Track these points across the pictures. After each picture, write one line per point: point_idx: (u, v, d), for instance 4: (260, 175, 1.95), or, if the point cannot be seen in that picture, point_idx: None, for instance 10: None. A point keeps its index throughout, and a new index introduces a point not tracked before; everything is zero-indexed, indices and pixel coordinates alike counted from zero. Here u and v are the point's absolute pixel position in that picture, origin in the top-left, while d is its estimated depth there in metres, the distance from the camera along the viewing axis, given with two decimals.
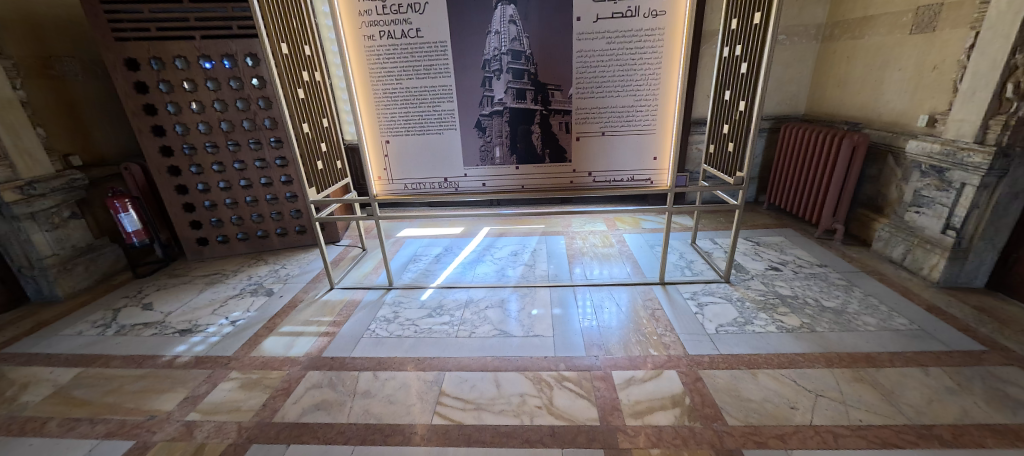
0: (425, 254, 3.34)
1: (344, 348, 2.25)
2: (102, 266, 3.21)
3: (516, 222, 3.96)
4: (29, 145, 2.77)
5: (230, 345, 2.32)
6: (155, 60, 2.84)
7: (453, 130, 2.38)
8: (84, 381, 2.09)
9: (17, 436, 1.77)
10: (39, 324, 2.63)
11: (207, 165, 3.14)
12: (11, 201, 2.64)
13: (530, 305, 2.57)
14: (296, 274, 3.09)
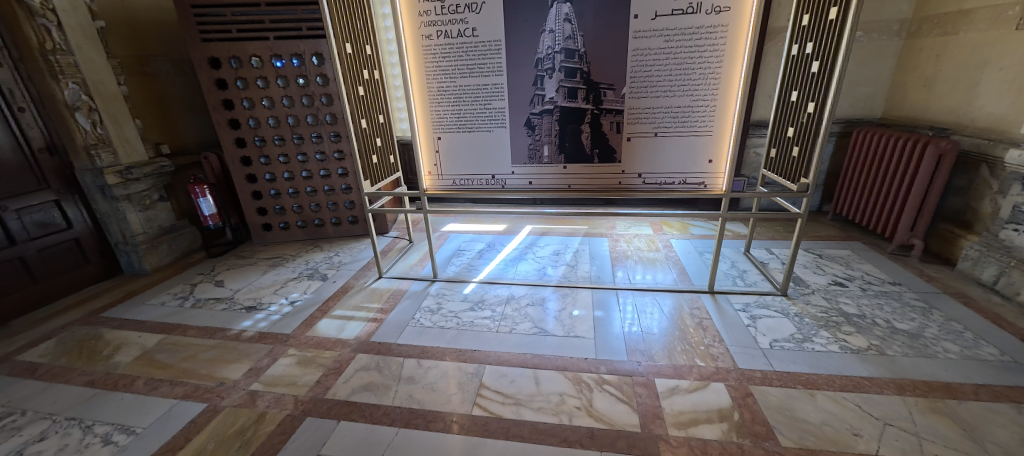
0: (468, 249, 3.41)
1: (390, 335, 2.35)
2: (181, 245, 3.56)
3: (558, 222, 3.94)
4: (129, 134, 3.15)
5: (289, 323, 2.50)
6: (233, 59, 3.10)
7: (502, 128, 2.41)
8: (165, 346, 2.33)
9: (112, 390, 2.01)
10: (128, 293, 2.96)
11: (274, 156, 3.39)
12: (113, 182, 3.01)
13: (571, 305, 2.55)
14: (348, 262, 3.27)
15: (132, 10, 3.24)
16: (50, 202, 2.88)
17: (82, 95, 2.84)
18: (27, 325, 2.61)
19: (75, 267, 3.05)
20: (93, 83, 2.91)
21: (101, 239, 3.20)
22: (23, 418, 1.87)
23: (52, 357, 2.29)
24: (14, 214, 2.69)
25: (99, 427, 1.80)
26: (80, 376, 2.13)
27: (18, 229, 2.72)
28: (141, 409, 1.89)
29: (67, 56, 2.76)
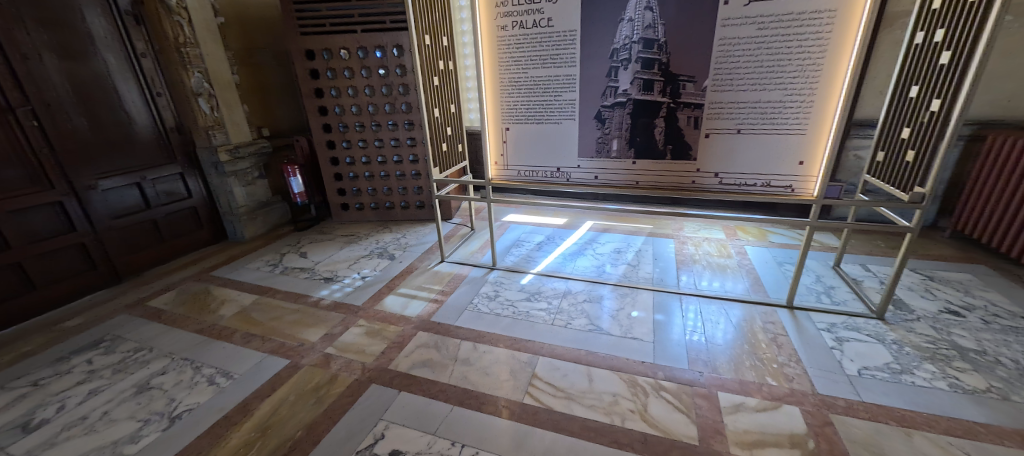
0: (527, 240, 3.44)
1: (449, 316, 2.45)
2: (273, 219, 4.00)
3: (621, 219, 3.83)
4: (237, 118, 3.59)
5: (360, 296, 2.71)
6: (325, 51, 3.38)
7: (571, 120, 2.38)
8: (258, 306, 2.65)
9: (216, 339, 2.34)
10: (230, 257, 3.39)
11: (354, 142, 3.67)
12: (224, 160, 3.45)
13: (630, 306, 2.47)
14: (414, 244, 3.45)
15: (245, 7, 3.66)
16: (177, 174, 3.39)
17: (204, 82, 3.29)
18: (156, 277, 3.11)
19: (192, 232, 3.55)
20: (213, 72, 3.36)
21: (213, 209, 3.70)
22: (150, 354, 2.24)
23: (172, 305, 2.70)
24: (150, 183, 3.20)
25: (206, 369, 2.11)
26: (193, 324, 2.49)
27: (152, 196, 3.23)
28: (238, 358, 2.18)
29: (194, 49, 3.21)
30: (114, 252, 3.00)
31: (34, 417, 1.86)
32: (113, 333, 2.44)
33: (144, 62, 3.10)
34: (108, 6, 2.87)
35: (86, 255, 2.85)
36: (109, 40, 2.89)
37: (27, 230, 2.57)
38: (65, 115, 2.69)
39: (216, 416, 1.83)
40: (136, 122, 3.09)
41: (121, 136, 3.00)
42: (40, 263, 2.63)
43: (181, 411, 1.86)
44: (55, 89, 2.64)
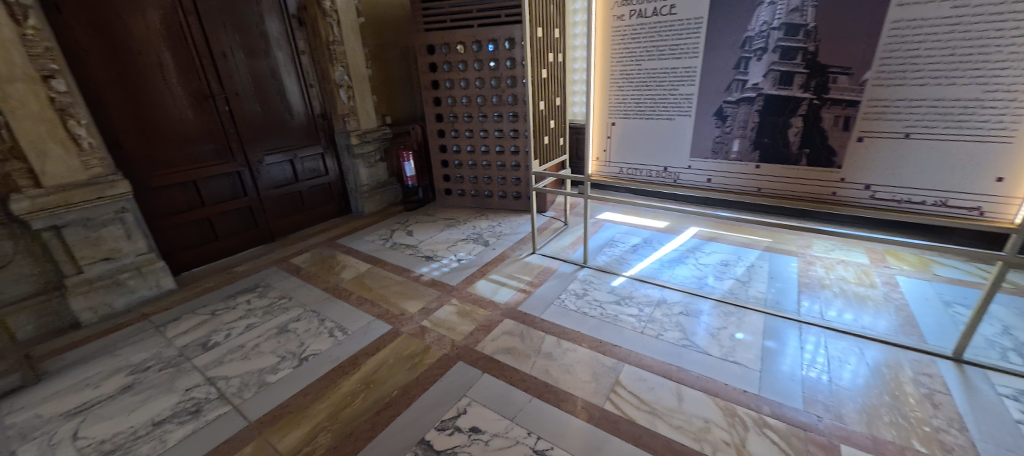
0: (622, 241, 3.31)
1: (536, 308, 2.49)
2: (388, 198, 4.48)
3: (732, 229, 3.44)
4: (367, 107, 4.07)
5: (455, 277, 2.90)
6: (444, 46, 3.63)
7: (685, 116, 2.20)
8: (371, 274, 3.01)
9: (336, 298, 2.72)
10: (352, 229, 3.90)
11: (462, 131, 3.90)
12: (355, 143, 3.97)
13: (735, 326, 2.22)
14: (508, 233, 3.56)
15: (382, 7, 4.10)
16: (318, 153, 3.99)
17: (345, 75, 3.80)
18: (297, 239, 3.74)
19: (326, 203, 4.17)
20: (352, 66, 3.85)
21: (343, 185, 4.28)
22: (289, 302, 2.71)
23: (306, 264, 3.22)
24: (299, 160, 3.82)
25: (327, 322, 2.48)
26: (321, 282, 2.94)
27: (300, 172, 3.86)
28: (352, 317, 2.52)
29: (340, 46, 3.71)
30: (270, 215, 3.68)
31: (212, 339, 2.40)
32: (265, 281, 3.01)
33: (303, 58, 3.68)
34: (282, 12, 3.48)
35: (252, 215, 3.54)
36: (280, 39, 3.50)
37: (217, 193, 3.29)
38: (246, 102, 3.35)
39: (332, 364, 2.15)
40: (294, 108, 3.70)
41: (282, 119, 3.62)
42: (222, 219, 3.35)
43: (308, 354, 2.23)
44: (242, 81, 3.29)
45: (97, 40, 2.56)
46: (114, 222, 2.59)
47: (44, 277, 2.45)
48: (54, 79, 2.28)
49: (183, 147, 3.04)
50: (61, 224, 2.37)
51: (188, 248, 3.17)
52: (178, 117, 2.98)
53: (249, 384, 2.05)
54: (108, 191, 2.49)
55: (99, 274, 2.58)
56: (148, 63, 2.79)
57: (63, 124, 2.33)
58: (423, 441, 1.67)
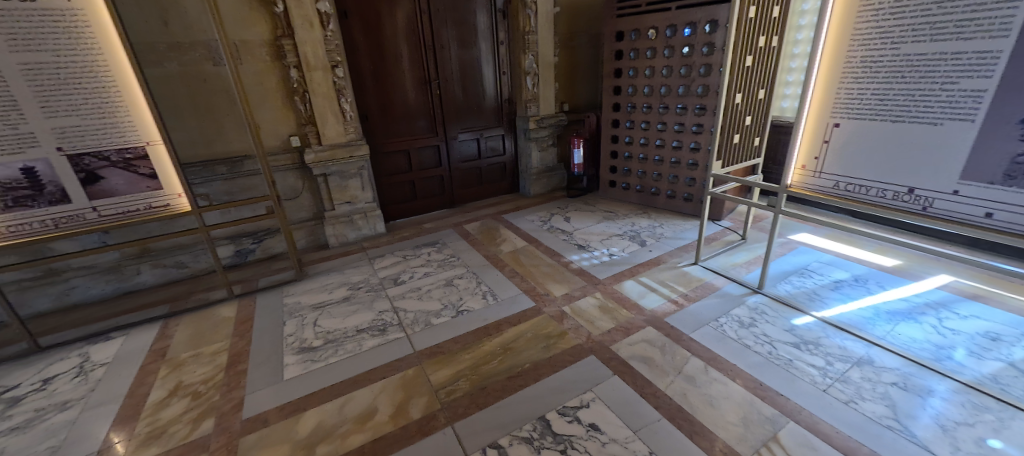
0: (818, 272, 2.68)
1: (686, 325, 2.26)
2: (553, 182, 4.70)
3: (1018, 290, 2.37)
4: (548, 94, 4.29)
5: (604, 270, 2.89)
6: (634, 31, 3.54)
7: (963, 122, 1.57)
8: (526, 252, 3.26)
9: (493, 267, 3.06)
10: (516, 207, 4.27)
11: (638, 123, 3.76)
12: (532, 128, 4.29)
13: (990, 428, 1.54)
14: (668, 237, 3.32)
15: None
16: (500, 135, 4.46)
17: (533, 64, 4.08)
18: (473, 208, 4.30)
19: (500, 180, 4.65)
20: (541, 55, 4.10)
21: (516, 166, 4.69)
22: (457, 261, 3.17)
23: (475, 232, 3.69)
24: (483, 139, 4.35)
25: (483, 285, 2.82)
26: (484, 249, 3.34)
27: (483, 150, 4.39)
28: (503, 286, 2.80)
29: (534, 36, 3.99)
30: (456, 185, 4.33)
31: (401, 277, 3.02)
32: (442, 239, 3.59)
33: (501, 48, 4.12)
34: (491, 7, 3.93)
35: (443, 183, 4.24)
36: (486, 32, 3.98)
37: (423, 161, 4.05)
38: (453, 87, 3.96)
39: (480, 323, 2.44)
40: (487, 93, 4.20)
41: (477, 102, 4.17)
42: (423, 183, 4.12)
43: (463, 308, 2.58)
44: (452, 69, 3.90)
45: (365, 37, 3.40)
46: (356, 176, 3.47)
47: (315, 209, 3.50)
48: (337, 68, 3.14)
49: (406, 122, 3.82)
50: (327, 173, 3.32)
51: (397, 203, 4.03)
52: (406, 98, 3.75)
53: (419, 320, 2.51)
54: (356, 152, 3.35)
55: (343, 213, 3.51)
56: (393, 54, 3.57)
57: (337, 100, 3.21)
58: (543, 418, 1.75)
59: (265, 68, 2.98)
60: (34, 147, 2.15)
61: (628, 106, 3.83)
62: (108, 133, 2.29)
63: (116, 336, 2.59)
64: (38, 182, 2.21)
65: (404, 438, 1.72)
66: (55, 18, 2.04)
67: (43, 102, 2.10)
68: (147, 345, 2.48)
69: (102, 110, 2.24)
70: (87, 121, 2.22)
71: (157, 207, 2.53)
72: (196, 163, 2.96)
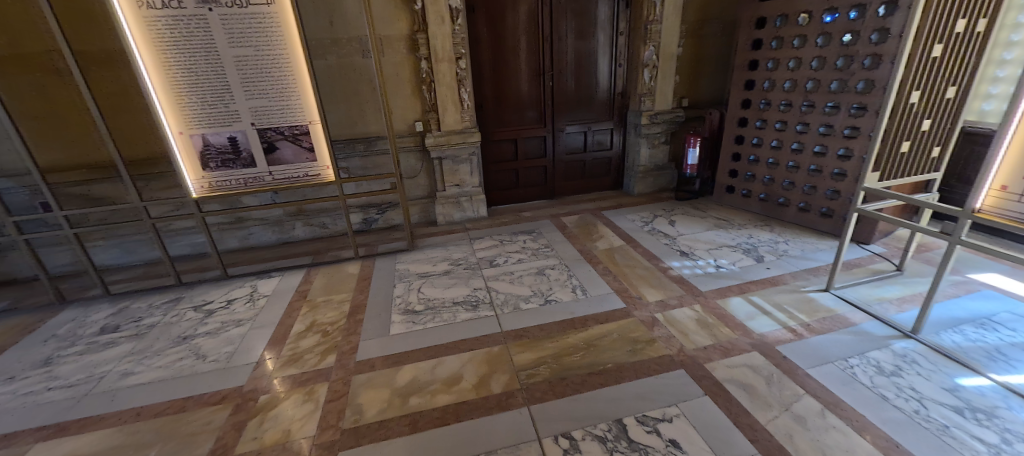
0: (1009, 327, 2.08)
1: (802, 358, 1.98)
2: (661, 182, 4.43)
3: None
4: (666, 87, 4.04)
5: (708, 283, 2.69)
6: (781, 17, 3.20)
7: None
8: (621, 252, 3.19)
9: (586, 263, 3.07)
10: (617, 204, 4.16)
11: (771, 122, 3.41)
12: (644, 123, 4.10)
13: None
14: (794, 255, 2.94)
15: None
16: (609, 129, 4.36)
17: (653, 55, 3.87)
18: (572, 201, 4.31)
19: (604, 176, 4.57)
20: (663, 45, 3.86)
21: (622, 162, 4.55)
22: (551, 252, 3.26)
23: (572, 225, 3.72)
24: (590, 133, 4.30)
25: (573, 279, 2.86)
26: (578, 244, 3.36)
27: (589, 144, 4.36)
28: (594, 283, 2.79)
29: (657, 25, 3.76)
30: (558, 177, 4.39)
31: (496, 259, 3.20)
32: (539, 229, 3.69)
33: (620, 39, 3.99)
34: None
35: (546, 174, 4.32)
36: (605, 22, 3.89)
37: (529, 152, 4.19)
38: (566, 79, 3.98)
39: (567, 315, 2.48)
40: (600, 86, 4.13)
41: (589, 95, 4.13)
42: (527, 173, 4.26)
43: (552, 298, 2.66)
44: (568, 60, 3.92)
45: (489, 30, 3.60)
46: (466, 161, 3.74)
47: (429, 189, 3.88)
48: (460, 60, 3.40)
49: (518, 112, 3.97)
50: (443, 157, 3.65)
51: (501, 190, 4.25)
52: (519, 89, 3.89)
53: (509, 302, 2.65)
54: (469, 138, 3.62)
55: (452, 194, 3.82)
56: (512, 46, 3.72)
57: (458, 90, 3.48)
58: (620, 421, 1.71)
59: (402, 59, 3.37)
60: (238, 122, 2.80)
61: (761, 103, 3.49)
62: (284, 113, 2.85)
63: (275, 275, 3.26)
64: (238, 149, 2.86)
65: (483, 408, 1.85)
66: (260, 21, 2.60)
67: (246, 87, 2.71)
68: (295, 286, 3.08)
69: (282, 94, 2.80)
70: (271, 103, 2.79)
71: (311, 175, 3.07)
72: (342, 141, 3.52)
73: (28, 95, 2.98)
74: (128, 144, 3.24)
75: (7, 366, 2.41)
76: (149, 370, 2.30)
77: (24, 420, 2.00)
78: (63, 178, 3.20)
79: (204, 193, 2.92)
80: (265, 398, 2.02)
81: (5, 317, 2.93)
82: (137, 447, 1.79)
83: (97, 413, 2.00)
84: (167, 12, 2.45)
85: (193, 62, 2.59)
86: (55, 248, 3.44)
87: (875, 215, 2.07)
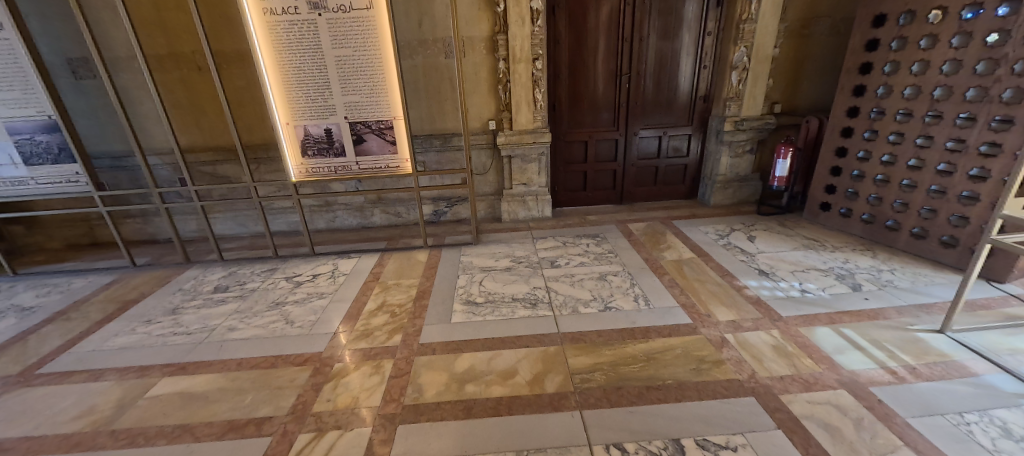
0: None
1: (903, 404, 1.73)
2: (742, 194, 4.11)
3: None
4: (756, 92, 3.74)
5: (791, 308, 2.45)
6: (907, 14, 2.79)
7: None
8: (691, 265, 3.03)
9: (651, 273, 2.96)
10: (690, 214, 3.95)
11: (884, 134, 3.01)
12: (727, 129, 3.82)
13: None
14: (901, 287, 2.57)
15: None
16: (687, 134, 4.14)
17: (744, 57, 3.59)
18: (641, 208, 4.17)
19: (677, 184, 4.35)
20: (757, 46, 3.57)
21: (699, 170, 4.30)
22: (615, 258, 3.20)
23: (638, 233, 3.60)
24: (666, 138, 4.12)
25: (636, 288, 2.78)
26: (644, 253, 3.25)
27: (664, 149, 4.17)
28: (659, 295, 2.68)
29: (752, 24, 3.48)
30: (628, 182, 4.26)
31: (557, 261, 3.21)
32: (604, 234, 3.63)
33: (708, 39, 3.76)
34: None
35: (615, 178, 4.23)
36: (692, 21, 3.69)
37: (599, 155, 4.12)
38: (645, 81, 3.86)
39: (627, 324, 2.41)
40: (680, 88, 3.94)
41: (668, 98, 3.97)
42: (595, 176, 4.21)
43: (612, 305, 2.61)
44: (648, 61, 3.79)
45: (569, 31, 3.60)
46: (535, 161, 3.79)
47: (497, 186, 3.98)
48: (537, 60, 3.44)
49: (591, 114, 3.94)
50: (512, 156, 3.74)
51: (568, 191, 4.24)
52: (594, 91, 3.85)
53: (567, 304, 2.64)
54: (539, 139, 3.66)
55: (518, 193, 3.89)
56: (591, 47, 3.69)
57: (533, 90, 3.54)
58: (678, 441, 1.63)
59: (481, 60, 3.50)
60: (333, 115, 3.11)
61: (872, 112, 3.08)
62: (372, 109, 3.10)
63: (353, 256, 3.57)
64: (332, 140, 3.18)
65: (536, 405, 1.86)
66: (359, 24, 2.85)
67: (342, 84, 3.00)
68: (370, 268, 3.35)
69: (372, 92, 3.04)
70: (363, 99, 3.06)
71: (391, 167, 3.31)
72: (421, 136, 3.76)
73: (178, 87, 3.59)
74: (248, 132, 3.76)
75: (147, 310, 2.94)
76: (248, 328, 2.65)
77: (157, 356, 2.42)
78: (197, 158, 3.80)
79: (302, 177, 3.29)
80: (338, 366, 2.23)
81: (148, 269, 3.56)
82: (237, 392, 2.09)
83: (208, 359, 2.37)
84: (285, 18, 2.80)
85: (301, 62, 2.92)
86: (187, 217, 4.11)
87: (1021, 250, 1.70)
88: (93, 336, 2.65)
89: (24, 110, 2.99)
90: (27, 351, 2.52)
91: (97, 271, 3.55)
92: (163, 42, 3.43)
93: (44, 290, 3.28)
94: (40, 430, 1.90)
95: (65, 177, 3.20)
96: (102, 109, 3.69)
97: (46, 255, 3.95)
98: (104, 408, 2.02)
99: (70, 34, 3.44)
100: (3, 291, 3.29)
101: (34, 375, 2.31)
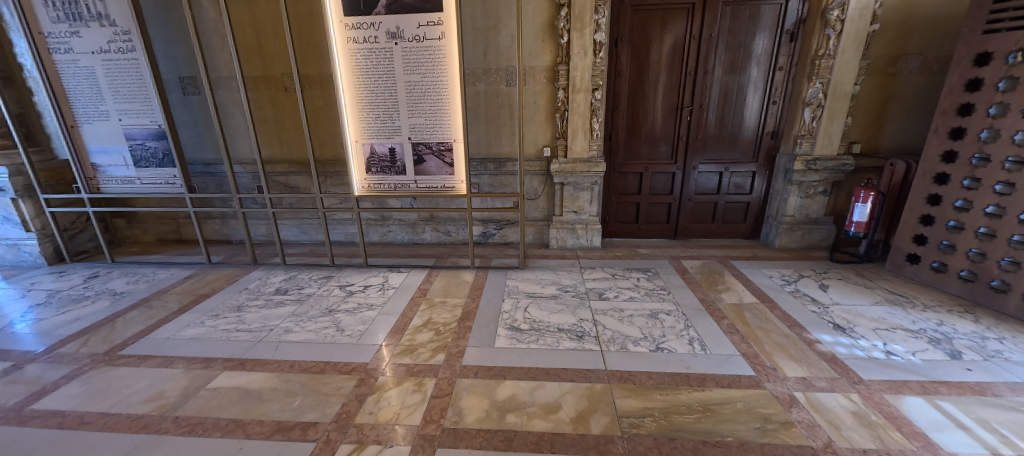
0: None
1: None
2: (812, 238, 3.80)
3: None
4: (833, 129, 3.50)
5: (873, 371, 2.17)
6: (1016, 52, 2.53)
7: None
8: (753, 310, 2.81)
9: (707, 315, 2.78)
10: (752, 255, 3.70)
11: (989, 183, 2.68)
12: (797, 169, 3.58)
13: None
14: (1013, 361, 2.21)
15: (917, 10, 3.24)
16: (750, 171, 3.95)
17: (819, 93, 3.40)
18: (697, 245, 3.98)
19: (737, 222, 4.12)
20: (834, 83, 3.37)
21: (763, 209, 4.05)
22: (668, 295, 3.05)
23: (694, 271, 3.43)
24: (726, 173, 3.95)
25: (691, 330, 2.60)
26: (700, 293, 3.08)
27: (724, 185, 3.99)
28: (716, 340, 2.50)
29: (828, 60, 3.31)
30: (684, 217, 4.10)
31: (606, 293, 3.12)
32: (655, 269, 3.49)
33: (778, 74, 3.62)
34: (777, 29, 3.50)
35: (670, 212, 4.09)
36: (762, 56, 3.58)
37: (654, 186, 4.03)
38: (707, 114, 3.75)
39: (681, 368, 2.25)
40: (745, 124, 3.80)
41: (732, 133, 3.82)
42: (649, 208, 4.10)
43: (664, 346, 2.46)
44: (712, 95, 3.70)
45: (631, 62, 3.62)
46: (587, 189, 3.75)
47: (547, 212, 3.99)
48: (597, 91, 3.47)
49: (649, 146, 3.89)
50: (565, 182, 3.74)
51: (620, 221, 4.16)
52: (653, 123, 3.81)
53: (615, 341, 2.53)
54: (593, 167, 3.64)
55: (568, 220, 3.86)
56: (652, 78, 3.67)
57: (590, 120, 3.55)
58: None
59: (541, 88, 3.60)
60: (398, 136, 3.28)
61: (975, 157, 2.77)
62: (434, 131, 3.24)
63: (403, 271, 3.67)
64: (395, 159, 3.35)
65: (580, 446, 1.76)
66: (429, 52, 3.03)
67: (410, 107, 3.19)
68: (418, 283, 3.43)
69: (435, 115, 3.19)
70: (427, 121, 3.22)
71: (447, 187, 3.40)
72: (478, 159, 3.89)
73: (266, 105, 3.98)
74: (320, 147, 4.07)
75: (216, 305, 3.17)
76: (303, 332, 2.78)
77: (220, 350, 2.58)
78: (274, 168, 4.16)
79: (364, 192, 3.48)
80: (382, 379, 2.26)
81: (220, 267, 3.88)
82: (287, 393, 2.17)
83: (265, 358, 2.49)
84: (364, 45, 3.04)
85: (374, 85, 3.14)
86: (259, 221, 4.49)
87: None
88: (169, 325, 2.90)
89: (140, 119, 3.43)
90: (114, 332, 2.80)
91: (178, 265, 3.91)
92: (259, 65, 3.86)
93: (134, 278, 3.66)
94: (116, 409, 2.06)
95: (165, 179, 3.60)
96: (201, 121, 4.17)
97: (139, 247, 4.43)
98: (170, 395, 2.16)
99: (186, 57, 3.96)
100: (101, 276, 3.71)
101: (117, 355, 2.54)
